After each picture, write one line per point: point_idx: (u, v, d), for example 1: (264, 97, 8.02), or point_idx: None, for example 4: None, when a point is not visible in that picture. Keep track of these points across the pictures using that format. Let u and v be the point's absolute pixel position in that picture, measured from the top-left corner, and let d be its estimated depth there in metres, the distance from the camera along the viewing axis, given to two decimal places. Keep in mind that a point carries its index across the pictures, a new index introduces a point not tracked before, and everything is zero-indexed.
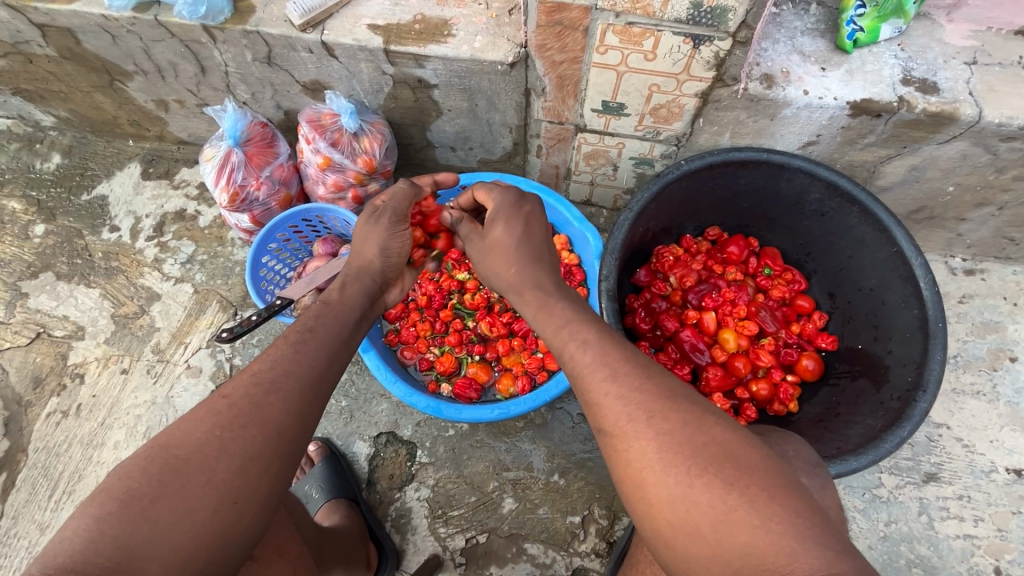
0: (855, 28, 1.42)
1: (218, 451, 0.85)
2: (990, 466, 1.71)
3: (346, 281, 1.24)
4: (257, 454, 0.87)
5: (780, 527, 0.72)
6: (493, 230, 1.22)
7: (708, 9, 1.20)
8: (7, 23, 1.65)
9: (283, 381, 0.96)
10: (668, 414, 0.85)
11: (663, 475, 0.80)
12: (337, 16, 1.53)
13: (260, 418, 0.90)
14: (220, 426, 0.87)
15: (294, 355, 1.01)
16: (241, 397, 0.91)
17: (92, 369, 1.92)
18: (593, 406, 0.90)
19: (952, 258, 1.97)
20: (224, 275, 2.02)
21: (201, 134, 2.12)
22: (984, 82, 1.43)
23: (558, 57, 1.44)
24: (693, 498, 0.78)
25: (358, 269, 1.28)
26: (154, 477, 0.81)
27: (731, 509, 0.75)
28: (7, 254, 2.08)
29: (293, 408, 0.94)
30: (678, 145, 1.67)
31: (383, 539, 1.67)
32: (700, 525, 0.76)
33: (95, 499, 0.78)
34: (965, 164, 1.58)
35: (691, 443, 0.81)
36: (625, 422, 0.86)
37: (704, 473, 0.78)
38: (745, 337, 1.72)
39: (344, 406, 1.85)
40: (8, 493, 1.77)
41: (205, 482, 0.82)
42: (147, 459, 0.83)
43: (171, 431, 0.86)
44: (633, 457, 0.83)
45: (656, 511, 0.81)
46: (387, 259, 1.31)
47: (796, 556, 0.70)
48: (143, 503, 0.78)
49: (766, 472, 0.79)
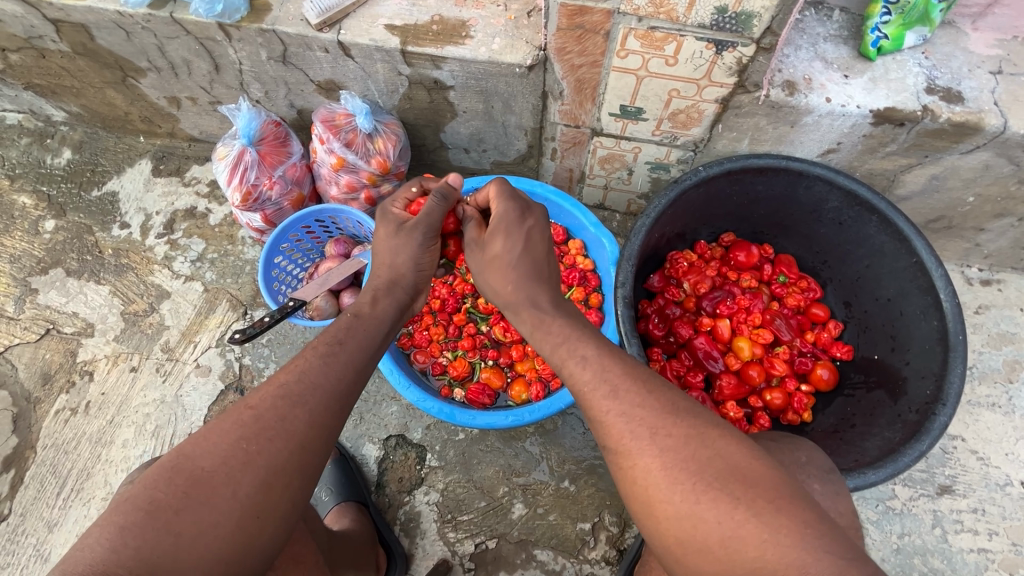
0: (879, 35, 1.40)
1: (243, 465, 0.83)
2: (1005, 479, 1.69)
3: (377, 295, 1.17)
4: (281, 469, 0.85)
5: (789, 540, 0.72)
6: (492, 243, 1.15)
7: (733, 14, 1.18)
8: (21, 18, 1.64)
9: (310, 395, 0.93)
10: (671, 429, 0.85)
11: (670, 492, 0.80)
12: (354, 16, 1.52)
13: (285, 432, 0.88)
14: (245, 439, 0.85)
15: (323, 368, 0.98)
16: (268, 409, 0.89)
17: (101, 366, 1.91)
18: (596, 424, 0.91)
19: (969, 267, 1.95)
20: (234, 274, 2.01)
21: (212, 131, 2.11)
22: (1009, 92, 1.41)
23: (577, 61, 1.42)
24: (700, 514, 0.77)
25: (389, 280, 1.20)
26: (179, 489, 0.79)
27: (741, 523, 0.75)
28: (17, 249, 2.07)
29: (317, 421, 0.92)
30: (696, 151, 1.65)
31: (393, 542, 1.66)
32: (710, 540, 0.76)
33: (118, 508, 0.77)
34: (987, 174, 1.56)
35: (696, 458, 0.81)
36: (626, 440, 0.86)
37: (709, 489, 0.78)
38: (760, 346, 1.69)
39: (354, 408, 1.84)
40: (17, 490, 1.77)
41: (230, 496, 0.81)
42: (172, 470, 0.81)
43: (195, 441, 0.85)
44: (638, 474, 0.84)
45: (664, 528, 0.81)
46: (420, 272, 1.24)
47: (808, 569, 0.70)
48: (168, 516, 0.77)
49: (777, 482, 0.79)
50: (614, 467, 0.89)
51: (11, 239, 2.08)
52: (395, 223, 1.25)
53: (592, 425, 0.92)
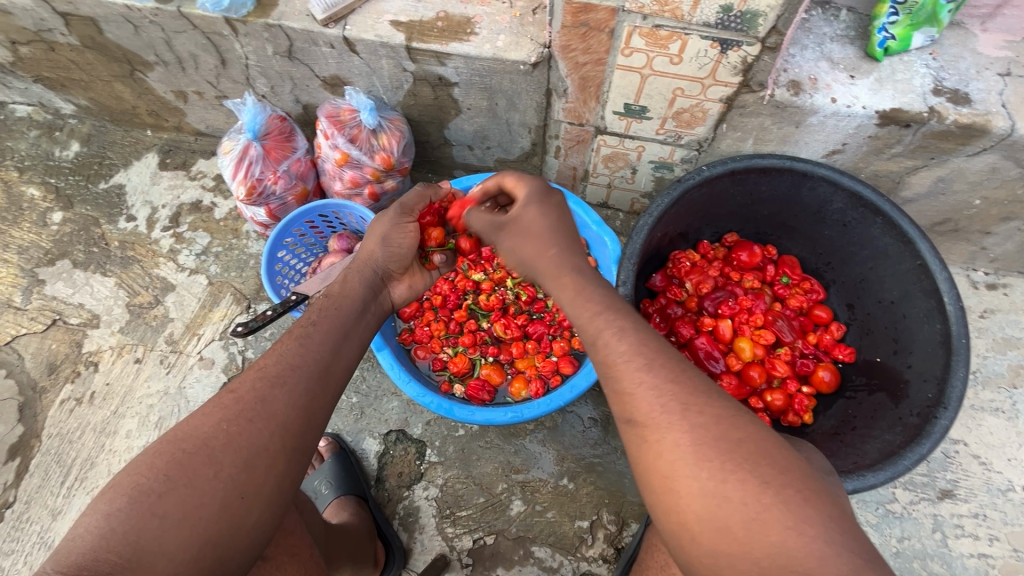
0: (886, 36, 1.39)
1: (225, 444, 0.84)
2: (1007, 485, 1.68)
3: (347, 274, 1.25)
4: (263, 449, 0.86)
5: (813, 531, 0.73)
6: (526, 212, 1.17)
7: (738, 13, 1.17)
8: (31, 11, 1.65)
9: (288, 374, 0.96)
10: (702, 408, 0.84)
11: (696, 469, 0.80)
12: (360, 12, 1.52)
13: (266, 412, 0.89)
14: (227, 420, 0.87)
15: (298, 349, 1.01)
16: (247, 391, 0.91)
17: (106, 358, 1.93)
18: (624, 394, 0.90)
19: (974, 271, 1.94)
20: (238, 268, 2.02)
21: (219, 125, 2.12)
22: (1018, 94, 1.39)
23: (581, 59, 1.42)
24: (725, 494, 0.77)
25: (359, 261, 1.28)
26: (161, 472, 0.80)
27: (766, 508, 0.75)
28: (25, 240, 2.09)
29: (298, 402, 0.94)
30: (699, 151, 1.65)
31: (391, 537, 1.67)
32: (730, 521, 0.76)
33: (104, 497, 0.78)
34: (994, 177, 1.55)
35: (728, 439, 0.81)
36: (660, 413, 0.85)
37: (738, 469, 0.78)
38: (762, 346, 1.68)
39: (355, 402, 1.85)
40: (21, 478, 1.79)
41: (212, 477, 0.82)
42: (154, 456, 0.82)
43: (178, 428, 0.86)
44: (665, 448, 0.83)
45: (684, 504, 0.80)
46: (389, 250, 1.30)
47: (826, 563, 0.71)
48: (152, 498, 0.78)
49: (799, 473, 0.79)
50: (632, 442, 0.88)
51: (19, 230, 2.10)
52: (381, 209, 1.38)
53: (615, 397, 0.91)
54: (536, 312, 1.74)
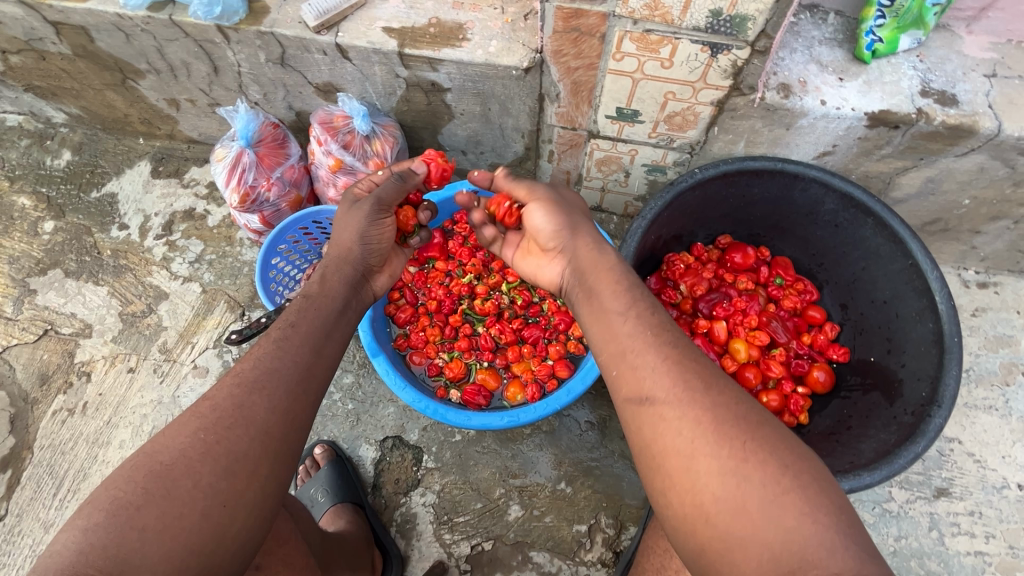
0: (873, 38, 1.40)
1: (202, 454, 0.84)
2: (1002, 482, 1.69)
3: (325, 273, 1.21)
4: (243, 456, 0.86)
5: (826, 519, 0.74)
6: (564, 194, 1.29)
7: (728, 17, 1.18)
8: (22, 20, 1.65)
9: (267, 379, 0.95)
10: (723, 389, 0.87)
11: (716, 448, 0.80)
12: (352, 18, 1.53)
13: (244, 418, 0.89)
14: (203, 429, 0.86)
15: (276, 352, 1.00)
16: (224, 398, 0.90)
17: (99, 367, 1.91)
18: (636, 378, 0.91)
19: (965, 270, 1.96)
20: (232, 276, 2.02)
21: (211, 133, 2.13)
22: (1004, 95, 1.41)
23: (573, 64, 1.43)
24: (745, 473, 0.78)
25: (337, 258, 1.25)
26: (140, 485, 0.79)
27: (785, 490, 0.76)
28: (16, 250, 2.08)
29: (278, 406, 0.93)
30: (692, 153, 1.66)
31: (389, 544, 1.65)
32: (748, 503, 0.76)
33: (81, 511, 0.77)
34: (983, 177, 1.56)
35: (747, 420, 0.83)
36: (682, 391, 0.86)
37: (759, 451, 0.79)
38: (756, 347, 1.69)
39: (351, 409, 1.84)
40: (13, 491, 1.77)
41: (191, 487, 0.81)
42: (132, 469, 0.81)
43: (155, 441, 0.85)
44: (685, 426, 0.83)
45: (701, 484, 0.79)
46: (368, 248, 1.28)
47: (836, 551, 0.72)
48: (130, 512, 0.77)
49: (813, 465, 0.81)
50: (646, 422, 0.88)
51: (10, 240, 2.09)
52: (349, 203, 1.31)
53: (632, 374, 0.92)
54: (531, 316, 1.74)
